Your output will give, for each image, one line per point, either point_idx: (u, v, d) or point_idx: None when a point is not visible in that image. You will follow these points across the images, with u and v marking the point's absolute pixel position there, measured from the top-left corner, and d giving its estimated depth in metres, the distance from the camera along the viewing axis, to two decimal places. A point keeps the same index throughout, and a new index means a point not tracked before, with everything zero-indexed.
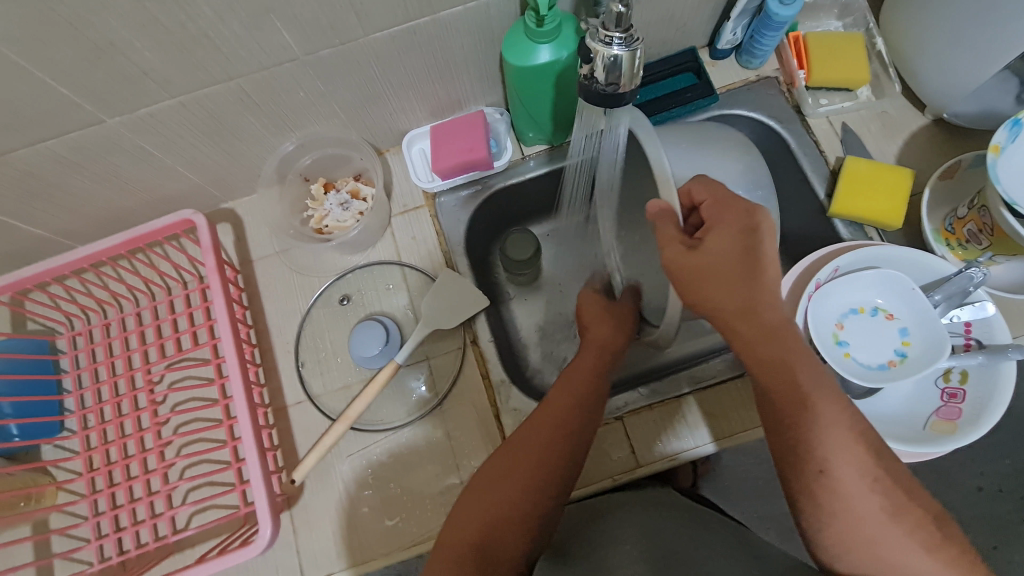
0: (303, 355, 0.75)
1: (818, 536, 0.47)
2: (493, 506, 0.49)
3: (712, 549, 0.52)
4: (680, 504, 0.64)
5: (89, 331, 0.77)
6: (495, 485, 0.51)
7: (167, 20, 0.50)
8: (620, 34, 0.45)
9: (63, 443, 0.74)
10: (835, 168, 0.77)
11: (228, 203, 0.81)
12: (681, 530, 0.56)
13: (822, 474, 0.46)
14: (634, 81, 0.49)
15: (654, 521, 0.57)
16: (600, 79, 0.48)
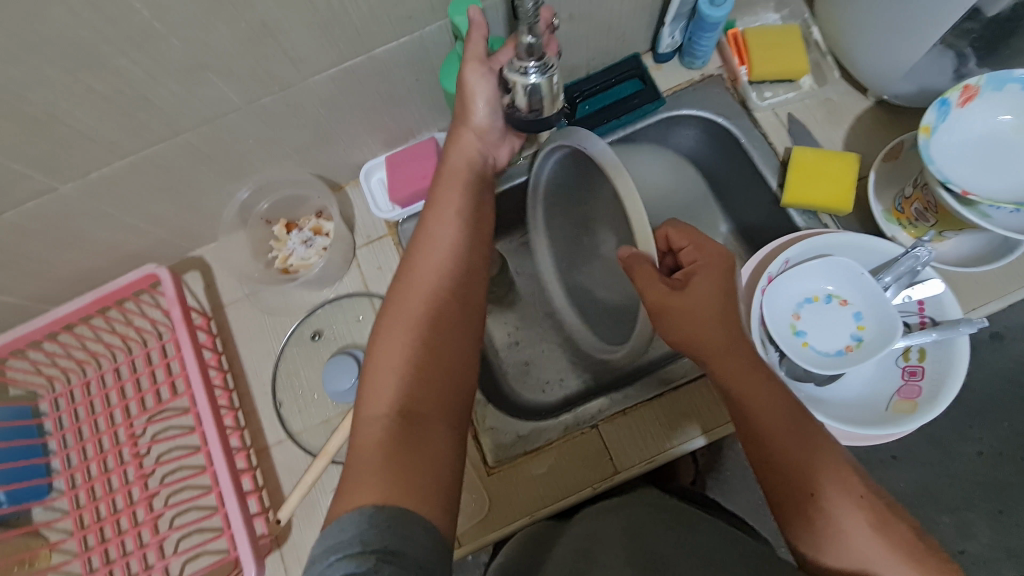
0: (280, 395, 0.76)
1: (791, 519, 0.50)
2: (411, 393, 0.49)
3: (700, 556, 0.51)
4: (672, 506, 0.65)
5: (70, 392, 0.78)
6: (385, 366, 0.50)
7: (104, 88, 0.52)
8: (534, 63, 0.46)
9: (53, 504, 0.75)
10: (784, 158, 0.78)
11: (196, 252, 0.82)
12: (668, 534, 0.55)
13: (814, 496, 0.49)
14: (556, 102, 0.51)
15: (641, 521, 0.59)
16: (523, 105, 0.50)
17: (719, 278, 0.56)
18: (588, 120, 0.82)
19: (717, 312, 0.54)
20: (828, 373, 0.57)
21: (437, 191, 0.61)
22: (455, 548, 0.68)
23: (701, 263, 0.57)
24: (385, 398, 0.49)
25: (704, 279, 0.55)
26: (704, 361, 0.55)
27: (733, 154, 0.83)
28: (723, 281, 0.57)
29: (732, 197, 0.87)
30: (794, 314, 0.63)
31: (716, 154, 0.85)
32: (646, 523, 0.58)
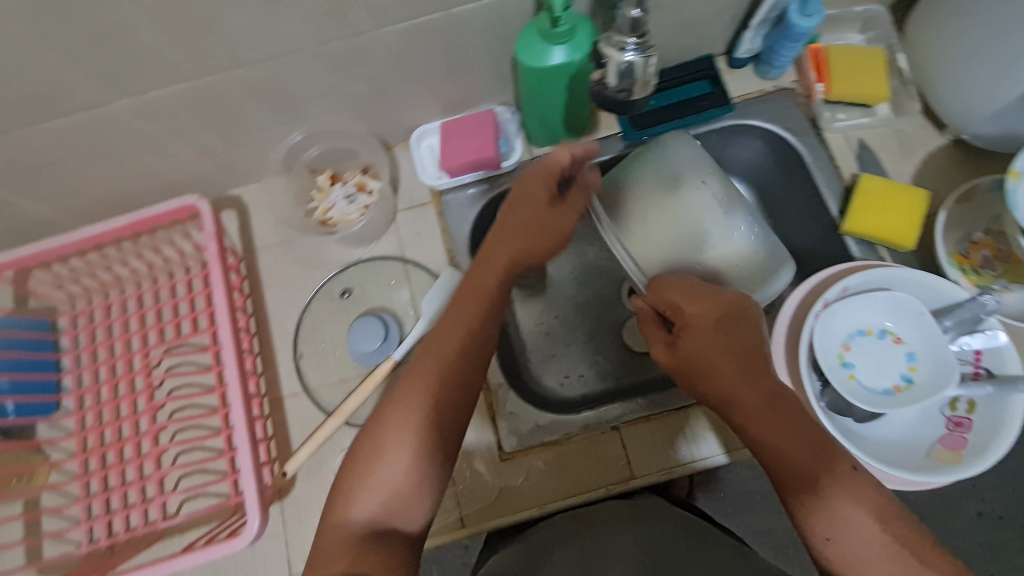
0: (302, 348, 0.74)
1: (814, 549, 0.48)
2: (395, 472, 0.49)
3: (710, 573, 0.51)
4: (679, 516, 0.64)
5: (90, 312, 0.77)
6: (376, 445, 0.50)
7: (177, 5, 0.50)
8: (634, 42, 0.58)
9: (58, 422, 0.74)
10: (849, 184, 0.76)
11: (235, 191, 0.80)
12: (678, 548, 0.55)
13: (828, 542, 0.47)
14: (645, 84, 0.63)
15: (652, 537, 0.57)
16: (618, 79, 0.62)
17: (720, 323, 0.52)
18: (652, 116, 0.79)
19: (725, 359, 0.51)
20: (875, 410, 0.55)
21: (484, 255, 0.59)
22: (459, 528, 0.67)
23: (697, 309, 0.54)
24: (366, 496, 0.49)
25: (700, 332, 0.52)
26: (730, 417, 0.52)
27: (793, 174, 0.80)
28: (727, 323, 0.52)
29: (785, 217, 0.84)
30: (844, 345, 0.61)
31: (775, 171, 0.83)
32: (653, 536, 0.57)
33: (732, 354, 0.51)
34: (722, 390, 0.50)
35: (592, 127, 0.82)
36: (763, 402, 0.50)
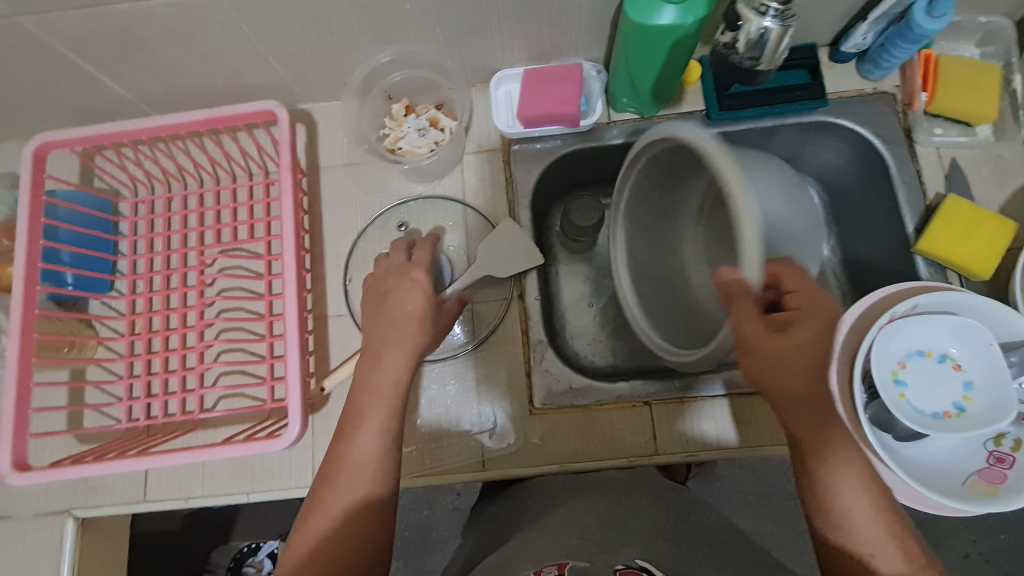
0: (352, 272, 0.75)
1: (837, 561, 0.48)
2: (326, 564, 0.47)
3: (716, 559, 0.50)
4: (669, 487, 0.65)
5: (152, 201, 0.78)
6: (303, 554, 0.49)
7: None
8: (776, 8, 0.53)
9: (110, 301, 0.76)
10: (931, 204, 0.73)
11: (306, 105, 0.79)
12: (682, 529, 0.55)
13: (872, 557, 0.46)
14: (770, 61, 0.59)
15: (654, 509, 0.58)
16: (742, 50, 0.58)
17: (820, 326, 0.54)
18: (740, 99, 0.77)
19: (809, 364, 0.52)
20: (923, 431, 0.55)
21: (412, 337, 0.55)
22: (478, 470, 0.69)
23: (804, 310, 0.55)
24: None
25: (801, 332, 0.53)
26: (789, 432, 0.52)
27: (875, 181, 0.77)
28: (823, 329, 0.55)
29: (853, 226, 0.82)
30: (901, 361, 0.60)
31: (859, 176, 0.80)
32: (654, 513, 0.57)
33: (819, 358, 0.53)
34: (780, 382, 0.51)
35: (676, 101, 0.79)
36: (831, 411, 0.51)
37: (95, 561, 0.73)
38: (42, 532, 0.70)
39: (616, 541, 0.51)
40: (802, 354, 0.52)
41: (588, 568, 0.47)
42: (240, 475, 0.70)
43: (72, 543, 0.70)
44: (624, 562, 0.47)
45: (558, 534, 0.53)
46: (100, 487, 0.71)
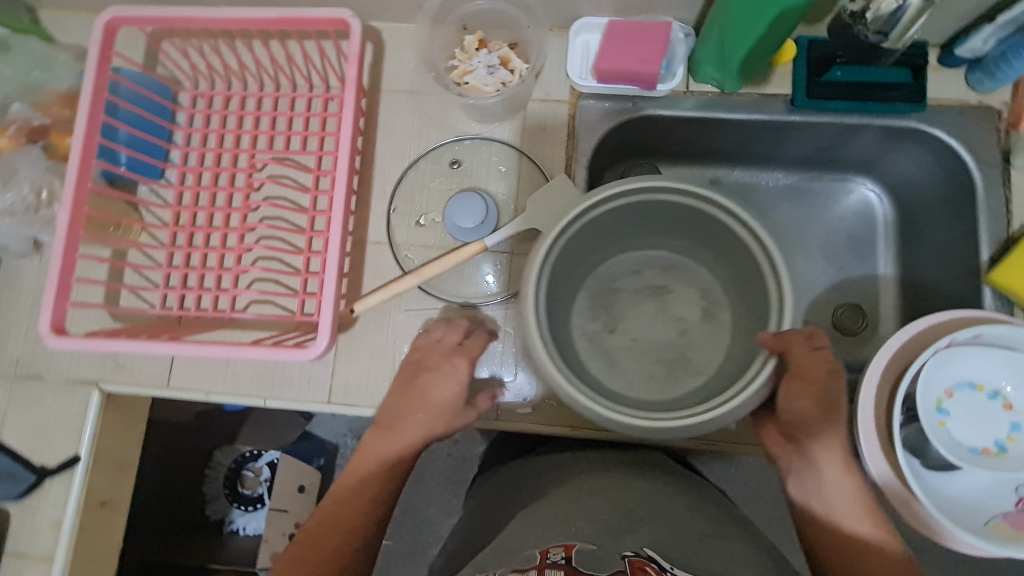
0: (397, 201, 0.74)
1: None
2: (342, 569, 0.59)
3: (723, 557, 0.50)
4: (682, 475, 0.64)
5: (211, 97, 0.77)
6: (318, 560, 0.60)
7: None
8: None
9: (158, 189, 0.76)
10: (1013, 235, 0.69)
11: (377, 22, 0.77)
12: (693, 523, 0.55)
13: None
14: (898, 39, 0.61)
15: (647, 485, 0.59)
16: (870, 25, 0.60)
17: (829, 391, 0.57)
18: (832, 89, 0.72)
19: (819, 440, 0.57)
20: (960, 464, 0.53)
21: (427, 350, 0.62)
22: (491, 420, 0.69)
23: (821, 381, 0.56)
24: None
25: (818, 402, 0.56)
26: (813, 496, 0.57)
27: (957, 201, 0.73)
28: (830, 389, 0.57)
29: (922, 244, 0.79)
30: (947, 390, 0.57)
31: (940, 192, 0.75)
32: (660, 501, 0.57)
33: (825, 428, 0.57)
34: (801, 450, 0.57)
35: (761, 80, 0.75)
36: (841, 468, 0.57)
37: (115, 433, 0.77)
38: (70, 398, 0.73)
39: (625, 531, 0.51)
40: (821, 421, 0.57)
41: (595, 552, 0.48)
42: (260, 380, 0.72)
43: (96, 413, 0.73)
44: (636, 551, 0.48)
45: (566, 514, 0.54)
46: (128, 366, 0.73)
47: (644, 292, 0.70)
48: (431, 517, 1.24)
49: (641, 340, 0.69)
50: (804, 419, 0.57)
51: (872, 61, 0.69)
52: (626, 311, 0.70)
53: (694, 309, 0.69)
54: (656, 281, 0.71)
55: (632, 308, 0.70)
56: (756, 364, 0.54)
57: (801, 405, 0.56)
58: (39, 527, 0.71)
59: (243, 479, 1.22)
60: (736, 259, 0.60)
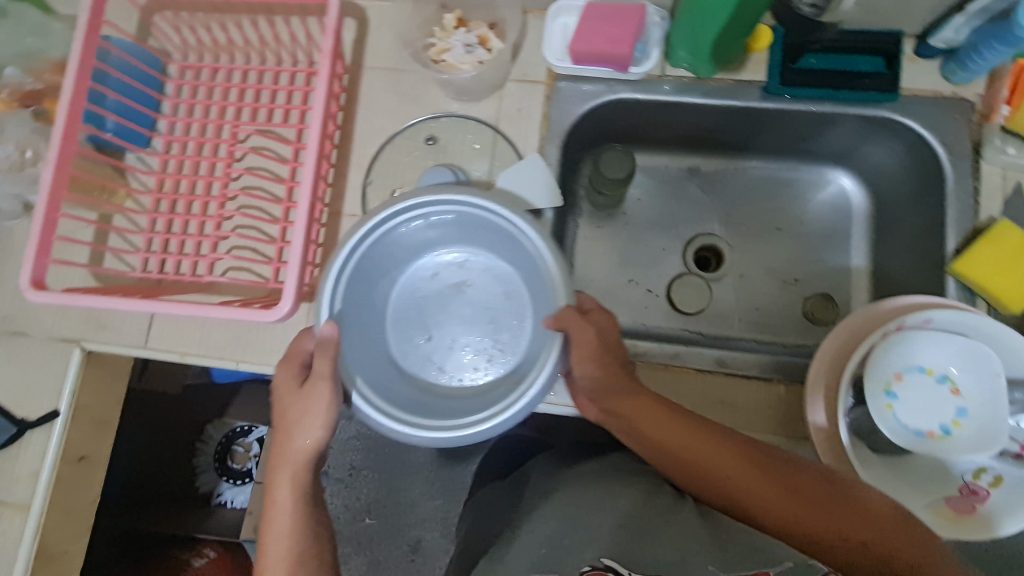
0: (373, 175, 0.75)
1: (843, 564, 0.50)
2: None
3: None
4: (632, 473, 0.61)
5: (198, 69, 0.80)
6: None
7: None
8: None
9: (144, 157, 0.79)
10: (980, 227, 0.69)
11: (362, 0, 0.79)
12: None
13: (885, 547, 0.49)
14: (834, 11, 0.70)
15: None
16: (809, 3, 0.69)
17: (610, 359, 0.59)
18: (803, 75, 0.72)
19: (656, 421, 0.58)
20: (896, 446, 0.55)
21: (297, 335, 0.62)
22: None
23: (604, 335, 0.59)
24: None
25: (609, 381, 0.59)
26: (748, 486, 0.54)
27: (927, 192, 0.73)
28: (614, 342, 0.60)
29: (894, 237, 0.79)
30: (894, 372, 0.57)
31: (912, 183, 0.75)
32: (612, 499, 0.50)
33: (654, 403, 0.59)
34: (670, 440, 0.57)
35: (736, 66, 0.75)
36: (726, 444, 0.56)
37: (96, 392, 0.79)
38: (52, 354, 0.76)
39: None
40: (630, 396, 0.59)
41: None
42: (233, 343, 0.74)
43: (77, 369, 0.76)
44: (592, 563, 0.49)
45: None
46: (108, 325, 0.76)
47: (449, 291, 0.68)
48: (414, 500, 1.26)
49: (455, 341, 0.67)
50: (633, 420, 0.58)
51: (845, 49, 0.71)
52: (425, 312, 0.68)
53: (495, 294, 0.67)
54: (455, 278, 0.69)
55: (429, 302, 0.68)
56: (547, 344, 0.58)
57: (584, 372, 0.59)
58: (18, 476, 0.74)
59: (233, 453, 1.24)
60: (495, 247, 0.65)
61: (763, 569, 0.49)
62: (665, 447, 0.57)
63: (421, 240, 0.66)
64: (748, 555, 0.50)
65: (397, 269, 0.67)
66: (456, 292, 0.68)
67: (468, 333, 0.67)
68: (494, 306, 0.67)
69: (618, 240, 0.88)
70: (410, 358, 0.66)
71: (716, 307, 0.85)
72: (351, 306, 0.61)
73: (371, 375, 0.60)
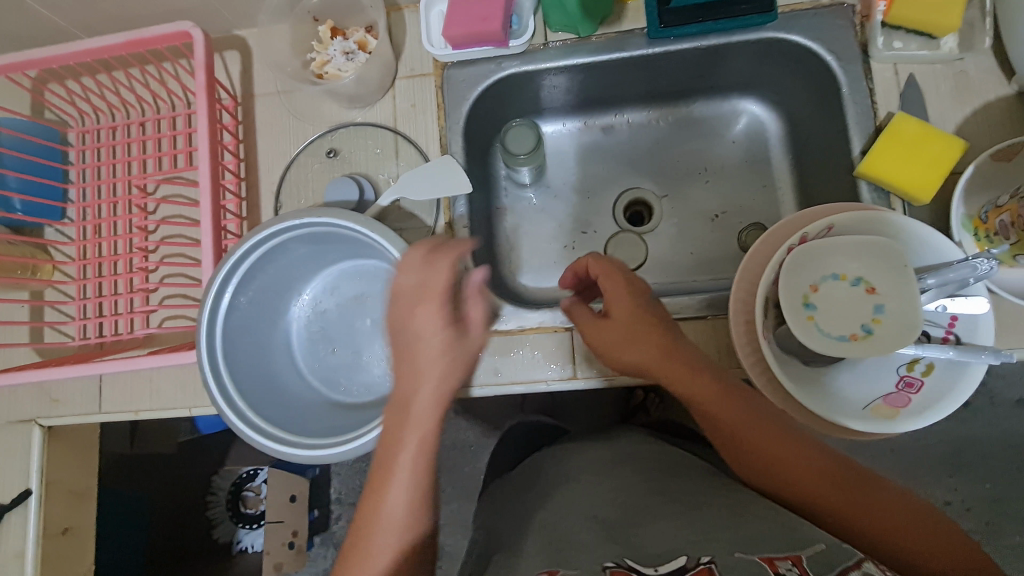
0: (283, 200, 0.76)
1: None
2: None
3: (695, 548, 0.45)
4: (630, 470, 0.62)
5: (95, 130, 0.80)
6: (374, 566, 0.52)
7: None
8: None
9: (62, 228, 0.79)
10: (881, 124, 0.68)
11: (241, 31, 0.80)
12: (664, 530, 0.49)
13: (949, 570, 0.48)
14: None
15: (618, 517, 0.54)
16: None
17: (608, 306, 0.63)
18: (681, 15, 0.72)
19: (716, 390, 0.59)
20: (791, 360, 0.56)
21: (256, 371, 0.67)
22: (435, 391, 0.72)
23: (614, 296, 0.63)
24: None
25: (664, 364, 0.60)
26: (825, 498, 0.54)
27: (828, 102, 0.73)
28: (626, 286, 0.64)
29: (809, 153, 0.79)
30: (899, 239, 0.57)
31: (813, 95, 0.75)
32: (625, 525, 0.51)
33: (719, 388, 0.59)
34: (745, 442, 0.58)
35: (615, 19, 0.75)
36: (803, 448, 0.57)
37: (66, 465, 0.80)
38: (15, 436, 0.76)
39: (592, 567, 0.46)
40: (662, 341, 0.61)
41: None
42: (183, 391, 0.74)
43: (39, 448, 0.76)
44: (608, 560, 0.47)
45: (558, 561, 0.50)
46: (59, 400, 0.76)
47: (350, 304, 0.73)
48: None
49: (359, 352, 0.71)
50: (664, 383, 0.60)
51: None
52: (329, 326, 0.73)
53: (391, 303, 0.71)
54: (356, 290, 0.73)
55: (332, 315, 0.73)
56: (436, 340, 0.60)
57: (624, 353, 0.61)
58: (5, 558, 0.75)
59: (245, 499, 1.24)
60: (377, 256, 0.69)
61: (793, 552, 0.43)
62: (722, 423, 0.59)
63: (306, 261, 0.69)
64: (775, 537, 0.45)
65: (294, 289, 0.71)
66: (356, 303, 0.72)
67: (374, 342, 0.72)
68: None
69: (548, 214, 0.88)
70: (319, 367, 0.72)
71: (654, 259, 0.86)
72: (241, 336, 0.65)
73: (267, 402, 0.64)
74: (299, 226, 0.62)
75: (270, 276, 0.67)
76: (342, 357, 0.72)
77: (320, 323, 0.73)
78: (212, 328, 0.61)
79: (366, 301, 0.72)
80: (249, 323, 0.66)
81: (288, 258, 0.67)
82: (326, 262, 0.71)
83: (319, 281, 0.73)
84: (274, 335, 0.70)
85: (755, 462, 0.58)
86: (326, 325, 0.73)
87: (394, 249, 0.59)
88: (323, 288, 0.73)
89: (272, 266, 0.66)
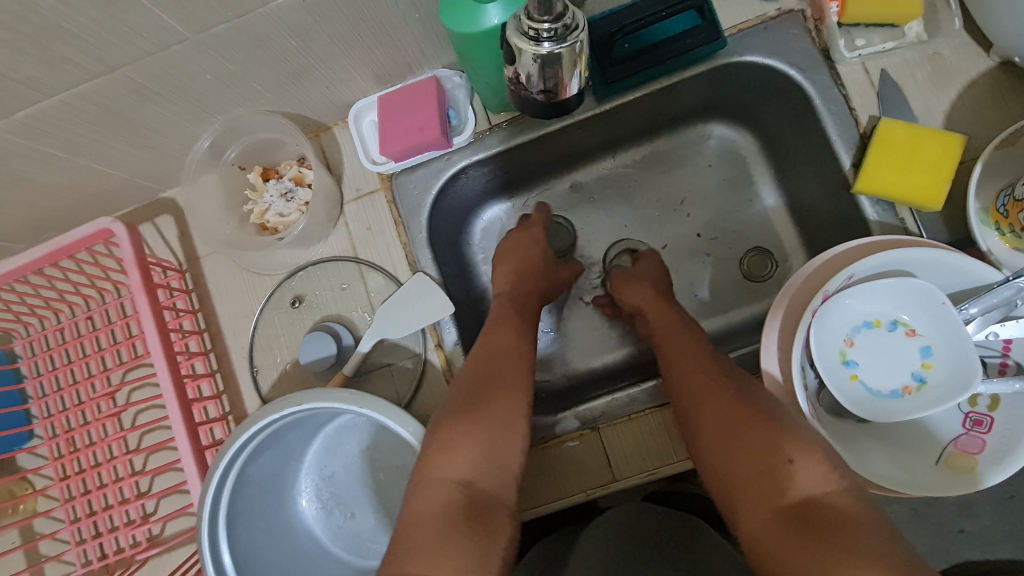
0: (258, 361, 0.70)
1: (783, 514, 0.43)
2: None
3: None
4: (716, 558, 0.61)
5: (41, 337, 0.74)
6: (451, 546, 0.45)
7: (21, 25, 0.43)
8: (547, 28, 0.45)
9: (35, 451, 0.73)
10: (866, 131, 0.63)
11: (168, 193, 0.74)
12: None
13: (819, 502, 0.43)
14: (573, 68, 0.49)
15: None
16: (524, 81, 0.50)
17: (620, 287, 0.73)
18: (624, 65, 0.65)
19: (684, 338, 0.61)
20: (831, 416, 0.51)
21: (288, 549, 0.63)
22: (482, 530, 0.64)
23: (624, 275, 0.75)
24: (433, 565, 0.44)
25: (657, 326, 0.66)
26: (725, 414, 0.51)
27: (800, 117, 0.67)
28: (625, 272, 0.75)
29: (792, 166, 0.73)
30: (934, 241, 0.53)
31: (786, 113, 0.69)
32: None
33: (697, 343, 0.60)
34: (679, 376, 0.57)
35: None
36: (726, 381, 0.54)
37: None
38: None
39: None
40: (658, 312, 0.67)
41: None
42: None
43: None
44: None
45: None
46: None
47: (357, 462, 0.67)
48: None
49: (381, 511, 0.66)
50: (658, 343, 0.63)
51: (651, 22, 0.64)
52: (342, 490, 0.67)
53: (404, 450, 0.66)
54: (361, 445, 0.67)
55: (340, 478, 0.67)
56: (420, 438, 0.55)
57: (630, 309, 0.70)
58: None
59: None
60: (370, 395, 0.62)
61: None
62: (684, 393, 0.55)
63: (299, 435, 0.63)
64: None
65: (294, 463, 0.66)
66: (364, 458, 0.67)
67: (392, 495, 0.66)
68: (406, 461, 0.66)
69: None
70: (341, 536, 0.66)
71: None
72: (246, 539, 0.59)
73: None
74: (283, 416, 0.56)
75: (263, 467, 0.61)
76: (366, 519, 0.66)
77: (330, 488, 0.67)
78: (214, 545, 0.55)
79: (373, 454, 0.67)
80: (252, 526, 0.60)
81: (278, 440, 0.61)
82: (320, 425, 0.65)
83: (317, 444, 0.67)
84: (282, 517, 0.64)
85: (675, 382, 0.57)
86: (338, 489, 0.67)
87: (389, 418, 0.54)
88: (325, 451, 0.67)
89: (260, 458, 0.59)
